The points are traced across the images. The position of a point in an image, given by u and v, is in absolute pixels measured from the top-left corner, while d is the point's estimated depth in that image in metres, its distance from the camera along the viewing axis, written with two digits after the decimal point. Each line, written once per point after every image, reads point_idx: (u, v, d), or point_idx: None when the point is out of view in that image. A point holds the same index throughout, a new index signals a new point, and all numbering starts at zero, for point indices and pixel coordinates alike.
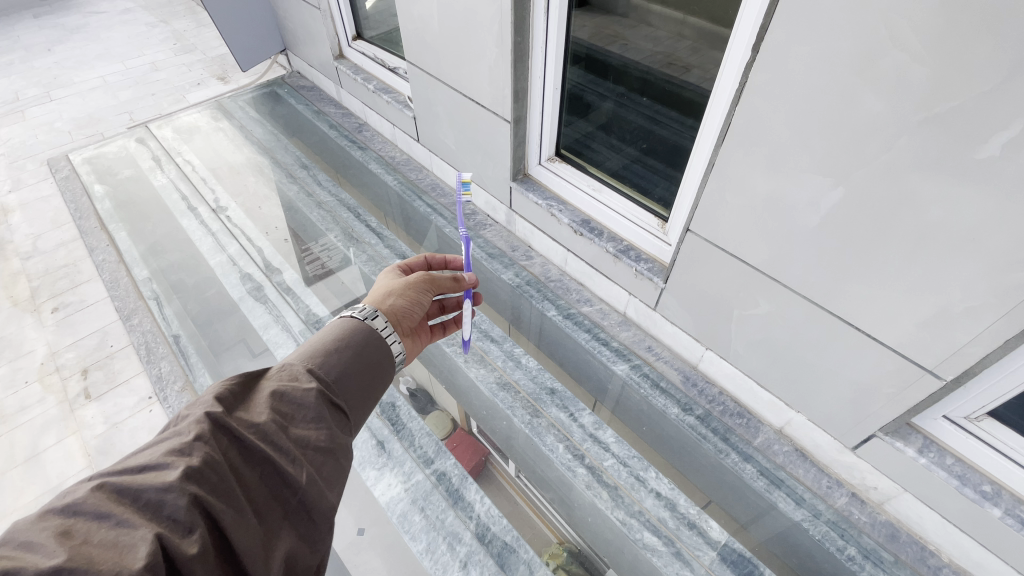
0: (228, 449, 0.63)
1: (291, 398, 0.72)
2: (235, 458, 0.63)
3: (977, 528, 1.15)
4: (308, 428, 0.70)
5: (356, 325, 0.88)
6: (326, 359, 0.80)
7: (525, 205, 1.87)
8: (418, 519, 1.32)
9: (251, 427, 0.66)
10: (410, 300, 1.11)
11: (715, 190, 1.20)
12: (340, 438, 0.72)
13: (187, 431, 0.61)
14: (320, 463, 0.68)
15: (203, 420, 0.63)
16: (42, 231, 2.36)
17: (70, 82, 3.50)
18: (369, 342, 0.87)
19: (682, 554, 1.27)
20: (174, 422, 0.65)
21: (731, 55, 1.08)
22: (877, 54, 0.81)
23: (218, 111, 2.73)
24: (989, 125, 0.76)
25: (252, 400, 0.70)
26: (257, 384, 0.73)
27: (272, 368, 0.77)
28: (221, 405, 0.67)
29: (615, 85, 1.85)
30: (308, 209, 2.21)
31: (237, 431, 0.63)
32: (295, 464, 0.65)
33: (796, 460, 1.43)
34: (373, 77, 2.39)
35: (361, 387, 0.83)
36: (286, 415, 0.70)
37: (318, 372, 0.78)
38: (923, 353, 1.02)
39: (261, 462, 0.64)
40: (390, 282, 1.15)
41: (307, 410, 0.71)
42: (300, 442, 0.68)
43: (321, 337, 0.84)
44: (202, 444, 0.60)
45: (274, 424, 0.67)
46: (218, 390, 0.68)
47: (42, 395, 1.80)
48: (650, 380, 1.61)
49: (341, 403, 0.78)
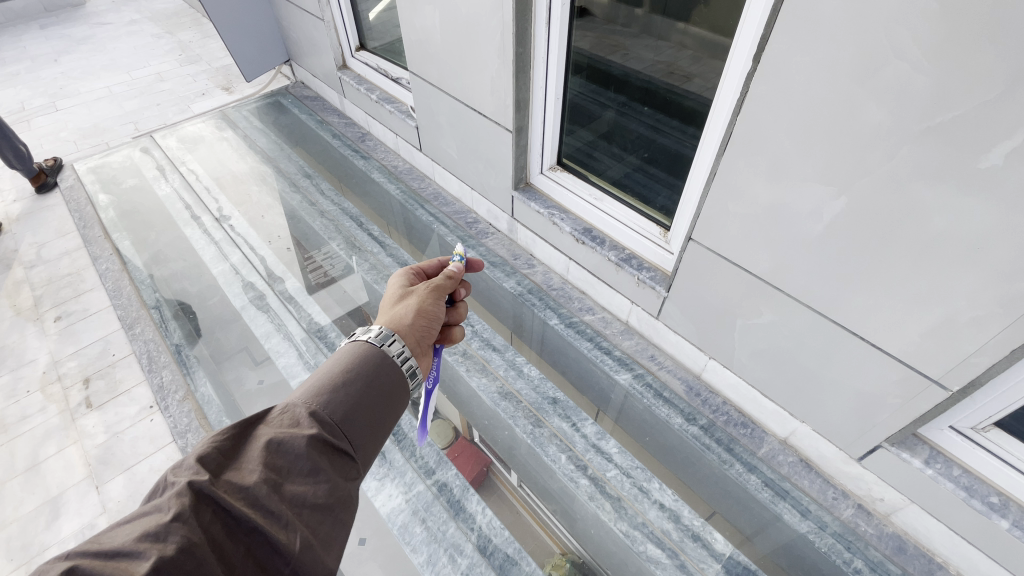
0: (210, 523, 0.56)
1: (287, 448, 0.65)
2: (221, 531, 0.56)
3: (985, 541, 1.13)
4: (303, 484, 0.64)
5: (368, 352, 0.80)
6: (333, 395, 0.74)
7: (527, 214, 1.88)
8: (419, 530, 1.31)
9: (240, 490, 0.60)
10: (427, 318, 1.02)
11: (718, 199, 1.20)
12: (339, 492, 0.66)
13: (167, 505, 0.54)
14: (315, 524, 0.63)
15: (185, 492, 0.55)
16: (46, 240, 2.37)
17: (77, 92, 3.54)
18: (380, 371, 0.79)
19: (686, 566, 1.26)
20: (157, 488, 0.59)
21: (732, 66, 1.09)
22: (878, 64, 0.82)
23: (222, 120, 2.75)
24: (991, 134, 0.76)
25: (244, 457, 0.64)
26: (252, 433, 0.67)
27: (274, 409, 0.71)
28: (207, 470, 0.60)
29: (616, 94, 1.83)
30: (311, 218, 2.22)
31: (222, 502, 0.57)
32: (286, 529, 0.59)
33: (801, 470, 1.42)
34: (376, 87, 2.41)
35: (371, 423, 0.76)
36: (280, 470, 0.64)
37: (320, 414, 0.71)
38: (929, 363, 1.01)
39: (250, 532, 0.57)
40: (398, 298, 1.04)
41: (304, 462, 0.65)
42: (292, 502, 0.62)
43: (329, 366, 0.77)
44: (181, 525, 0.53)
45: (265, 485, 0.61)
46: (204, 450, 0.62)
47: (43, 405, 1.80)
48: (653, 390, 1.60)
49: (346, 446, 0.71)
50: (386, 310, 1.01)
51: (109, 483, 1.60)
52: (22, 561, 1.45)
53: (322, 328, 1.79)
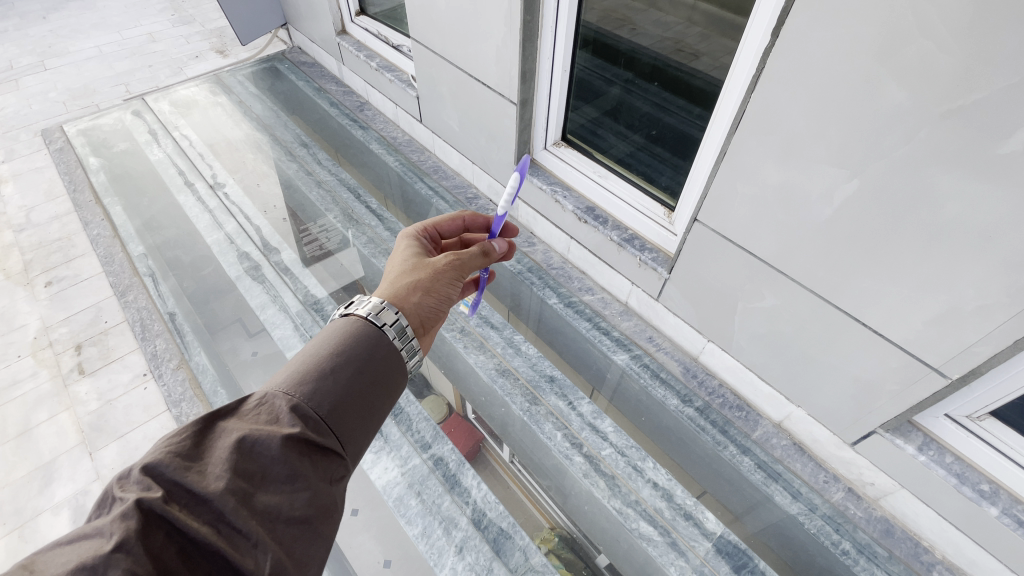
0: (162, 548, 0.51)
1: (262, 450, 0.61)
2: (174, 556, 0.51)
3: (973, 527, 1.15)
4: (279, 493, 0.60)
5: (357, 336, 0.78)
6: (318, 385, 0.70)
7: (529, 189, 1.84)
8: (414, 503, 1.32)
9: (203, 503, 0.55)
10: (435, 297, 1.02)
11: (726, 178, 1.17)
12: (320, 500, 0.63)
13: (109, 530, 0.49)
14: (291, 541, 0.59)
15: (133, 512, 0.50)
16: (36, 204, 2.33)
17: (66, 51, 3.42)
18: (370, 358, 0.77)
19: (677, 544, 1.27)
20: (102, 504, 0.54)
21: (749, 39, 1.04)
22: (904, 42, 0.78)
23: (216, 84, 2.66)
24: (1014, 120, 0.73)
25: (210, 458, 0.59)
26: (222, 430, 0.63)
27: (250, 400, 0.67)
28: (164, 479, 0.55)
29: (623, 69, 1.74)
30: (307, 188, 2.15)
31: (177, 522, 0.52)
32: (254, 551, 0.55)
33: (794, 454, 1.43)
34: (376, 54, 2.34)
35: (359, 416, 0.73)
36: (253, 476, 0.60)
37: (301, 407, 0.67)
38: (930, 351, 1.01)
39: (210, 556, 0.52)
40: (409, 269, 1.03)
41: (280, 467, 0.61)
42: (264, 515, 0.58)
43: (314, 351, 0.75)
44: (123, 556, 0.48)
45: (233, 496, 0.57)
46: (162, 453, 0.57)
47: (34, 370, 1.78)
48: (650, 371, 1.60)
49: (333, 442, 0.68)
50: (395, 283, 0.99)
51: (102, 450, 1.60)
52: (17, 525, 1.47)
53: (318, 301, 1.75)
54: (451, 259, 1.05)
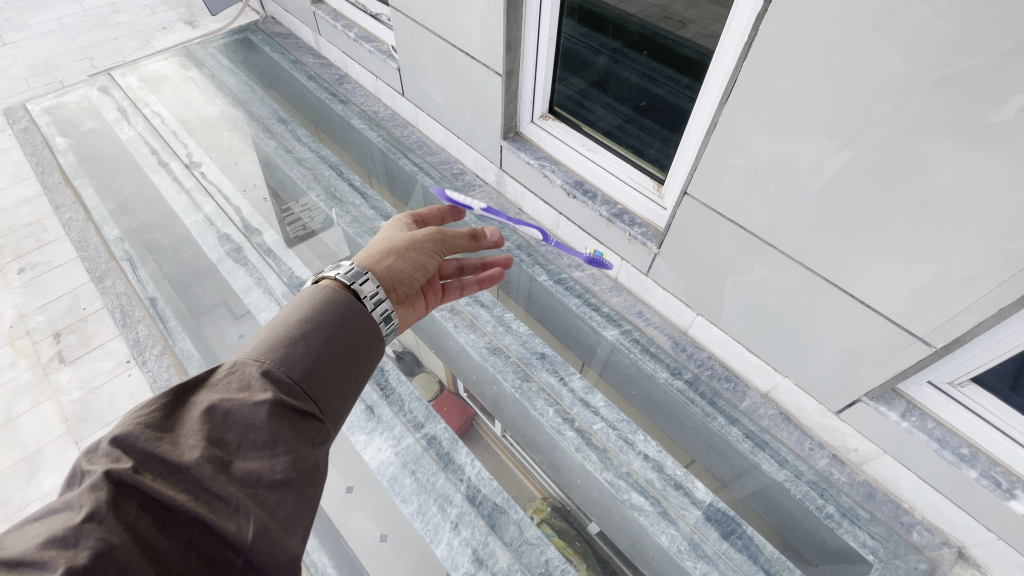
0: (137, 519, 0.49)
1: (236, 418, 0.60)
2: (151, 526, 0.50)
3: (952, 489, 1.19)
4: (258, 457, 0.59)
5: (328, 301, 0.77)
6: (289, 351, 0.69)
7: (516, 164, 1.81)
8: (409, 482, 1.33)
9: (178, 472, 0.53)
10: (409, 263, 1.02)
11: (717, 151, 1.15)
12: (302, 463, 0.61)
13: (79, 502, 0.48)
14: (274, 504, 0.57)
15: (103, 484, 0.49)
16: (2, 187, 2.23)
17: (24, 24, 3.24)
18: (343, 322, 0.76)
19: (668, 513, 1.29)
20: (72, 480, 0.52)
21: (741, 5, 1.01)
22: (899, 7, 0.76)
23: (186, 58, 2.54)
24: (1008, 87, 0.72)
25: (182, 428, 0.58)
26: (191, 401, 0.61)
27: (219, 369, 0.65)
28: (134, 454, 0.53)
29: (611, 38, 1.68)
30: (287, 166, 2.08)
31: (153, 491, 0.50)
32: (237, 517, 0.53)
33: (780, 423, 1.46)
34: (354, 24, 2.24)
35: (334, 379, 0.72)
36: (228, 444, 0.58)
37: (274, 373, 0.66)
38: (915, 320, 1.02)
39: (188, 523, 0.51)
40: (390, 237, 1.04)
41: (256, 432, 0.60)
42: (244, 480, 0.56)
43: (283, 318, 0.73)
44: (95, 525, 0.47)
45: (209, 464, 0.55)
46: (130, 426, 0.55)
47: (13, 359, 1.74)
48: (640, 345, 1.61)
49: (308, 406, 0.67)
50: (368, 249, 1.00)
51: (88, 439, 1.58)
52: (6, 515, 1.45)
53: (304, 283, 1.71)
54: (433, 232, 1.07)
